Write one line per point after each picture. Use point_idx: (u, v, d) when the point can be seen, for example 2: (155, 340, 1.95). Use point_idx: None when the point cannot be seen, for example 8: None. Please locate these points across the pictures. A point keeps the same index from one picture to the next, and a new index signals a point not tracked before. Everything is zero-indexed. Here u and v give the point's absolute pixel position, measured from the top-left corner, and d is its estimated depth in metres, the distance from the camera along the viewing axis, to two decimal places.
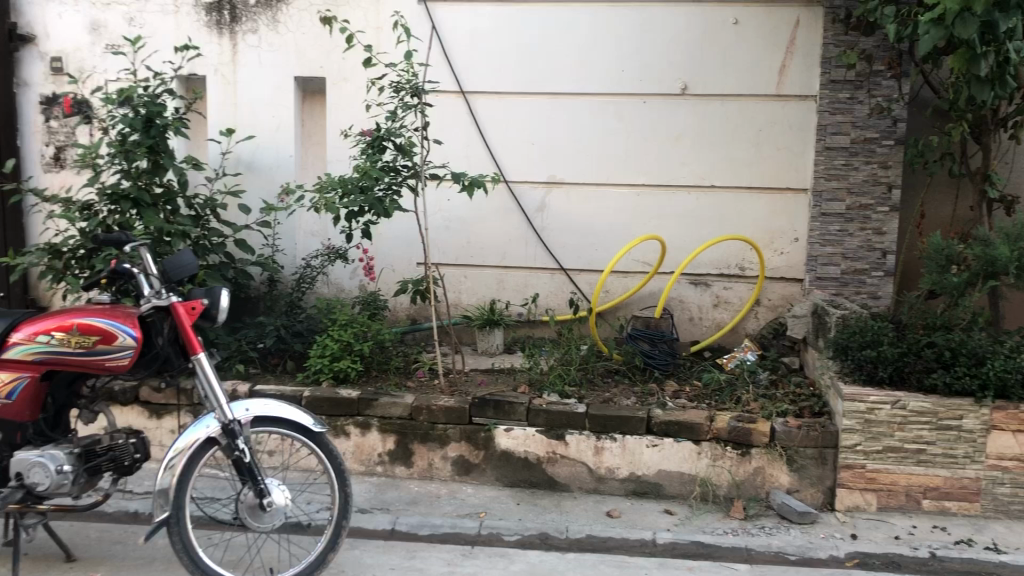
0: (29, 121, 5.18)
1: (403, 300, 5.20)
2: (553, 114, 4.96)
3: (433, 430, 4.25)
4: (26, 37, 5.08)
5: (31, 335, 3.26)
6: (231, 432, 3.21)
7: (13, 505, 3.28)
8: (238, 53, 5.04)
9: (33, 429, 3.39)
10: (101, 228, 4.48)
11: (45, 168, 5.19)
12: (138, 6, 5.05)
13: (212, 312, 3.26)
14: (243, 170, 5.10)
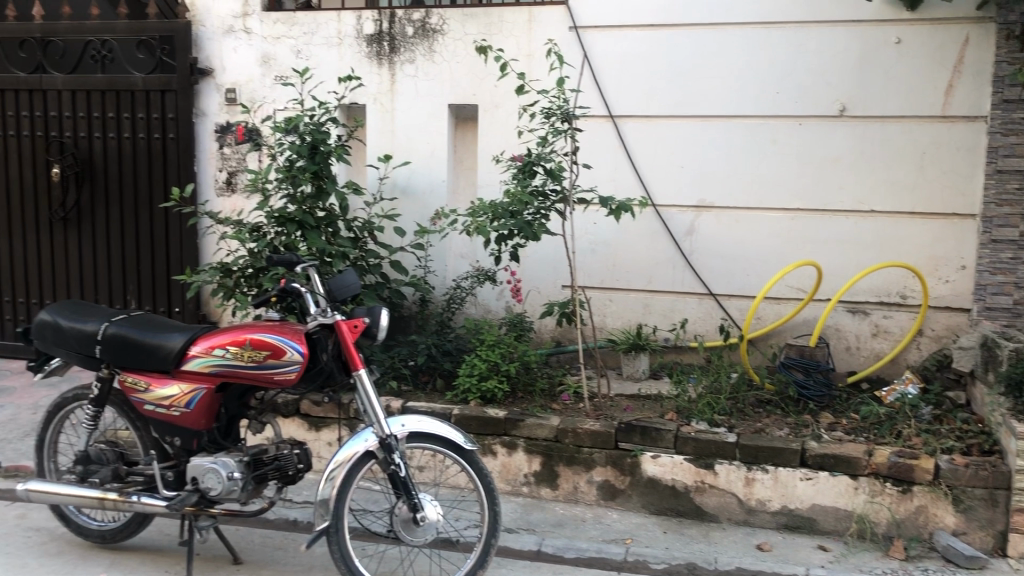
0: (206, 148, 5.53)
1: (548, 322, 5.23)
2: (704, 138, 4.91)
3: (579, 453, 4.26)
4: (205, 71, 5.44)
5: (208, 349, 3.48)
6: (388, 446, 3.32)
7: (188, 507, 3.51)
8: (396, 83, 5.23)
9: (208, 436, 3.62)
10: (269, 249, 4.74)
11: (219, 193, 5.53)
12: (305, 39, 5.32)
13: (373, 330, 3.37)
14: (398, 195, 5.28)
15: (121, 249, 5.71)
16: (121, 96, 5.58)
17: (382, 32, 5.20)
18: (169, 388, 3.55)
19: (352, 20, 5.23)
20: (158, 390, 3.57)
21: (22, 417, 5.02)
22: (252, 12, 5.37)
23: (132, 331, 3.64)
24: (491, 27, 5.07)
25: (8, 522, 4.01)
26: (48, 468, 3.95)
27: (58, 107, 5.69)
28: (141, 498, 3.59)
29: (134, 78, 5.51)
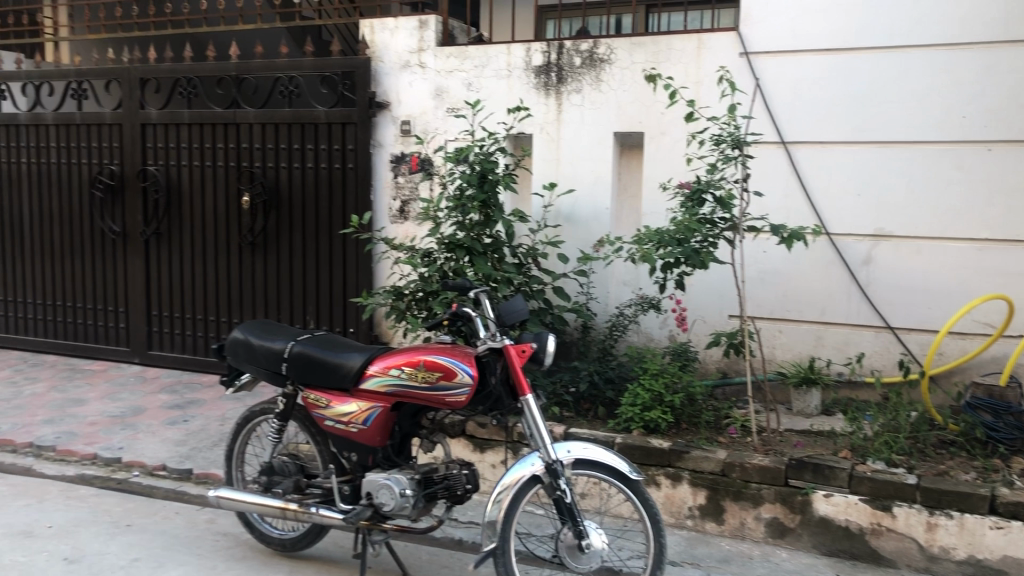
0: (381, 177, 5.78)
1: (714, 353, 5.14)
2: (882, 164, 4.72)
3: (746, 488, 4.14)
4: (382, 105, 5.70)
5: (385, 369, 3.63)
6: (554, 471, 3.34)
7: (363, 521, 3.66)
8: (563, 112, 5.29)
9: (382, 453, 3.75)
10: (439, 274, 4.88)
11: (392, 220, 5.76)
12: (476, 72, 5.47)
13: (539, 355, 3.42)
14: (563, 222, 5.33)
15: (302, 273, 6.05)
16: (305, 129, 5.94)
17: (550, 63, 5.28)
18: (348, 405, 3.72)
19: (521, 52, 5.34)
20: (338, 406, 3.74)
21: (211, 429, 5.37)
22: (426, 47, 5.58)
23: (315, 350, 3.84)
24: (660, 55, 5.05)
25: (199, 526, 4.30)
26: (235, 477, 4.19)
27: (249, 140, 6.11)
28: (319, 510, 3.77)
29: (318, 112, 5.87)
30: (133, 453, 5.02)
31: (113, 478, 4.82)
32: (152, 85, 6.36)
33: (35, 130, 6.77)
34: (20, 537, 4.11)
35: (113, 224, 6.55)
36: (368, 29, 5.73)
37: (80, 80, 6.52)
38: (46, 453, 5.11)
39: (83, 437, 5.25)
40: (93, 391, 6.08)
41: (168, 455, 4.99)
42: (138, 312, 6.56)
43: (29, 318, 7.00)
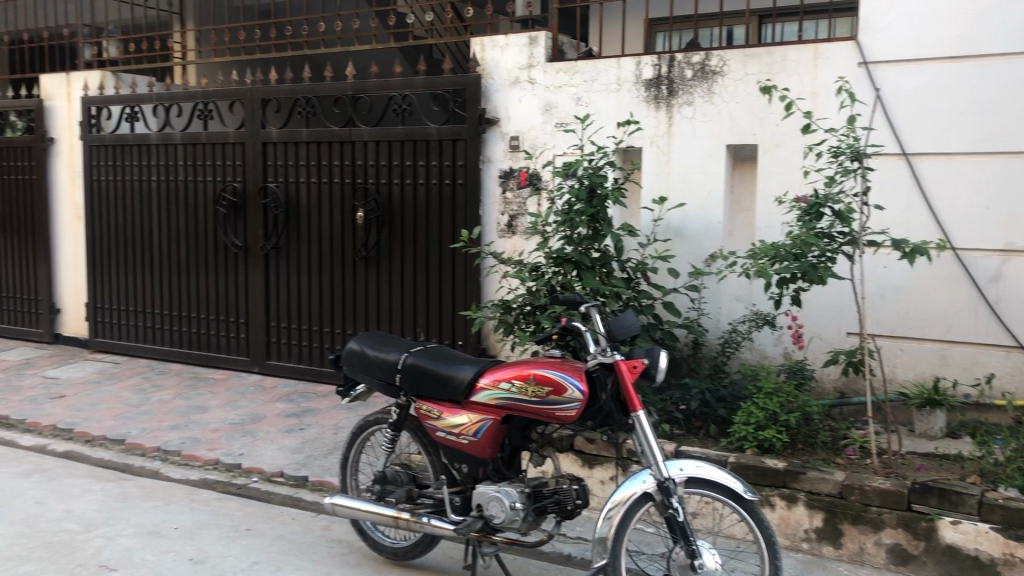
0: (490, 192, 5.85)
1: (832, 372, 4.98)
2: (1013, 175, 4.49)
3: (866, 512, 4.00)
4: (491, 121, 5.78)
5: (495, 382, 3.66)
6: (666, 489, 3.29)
7: (474, 533, 3.69)
8: (674, 126, 5.24)
9: (492, 466, 3.77)
10: (547, 288, 4.87)
11: (501, 234, 5.82)
12: (586, 86, 5.48)
13: (652, 371, 3.39)
14: (673, 236, 5.27)
15: (413, 286, 6.17)
16: (418, 145, 6.07)
17: (661, 76, 5.25)
18: (459, 417, 3.76)
19: (631, 66, 5.33)
20: (448, 418, 3.79)
21: (325, 437, 5.52)
22: (536, 63, 5.63)
23: (428, 362, 3.90)
24: (774, 66, 4.96)
25: (315, 533, 4.42)
26: (349, 485, 4.29)
27: (364, 157, 6.28)
28: (430, 520, 3.82)
29: (430, 128, 5.99)
30: (252, 460, 5.21)
31: (233, 483, 5.01)
32: (272, 105, 6.62)
33: (165, 149, 7.13)
34: (149, 536, 4.32)
35: (235, 239, 6.83)
36: (479, 47, 5.82)
37: (206, 101, 6.84)
38: (171, 458, 5.35)
39: (206, 443, 5.48)
40: (215, 399, 6.34)
41: (285, 462, 5.15)
42: (257, 323, 6.81)
43: (156, 328, 7.35)
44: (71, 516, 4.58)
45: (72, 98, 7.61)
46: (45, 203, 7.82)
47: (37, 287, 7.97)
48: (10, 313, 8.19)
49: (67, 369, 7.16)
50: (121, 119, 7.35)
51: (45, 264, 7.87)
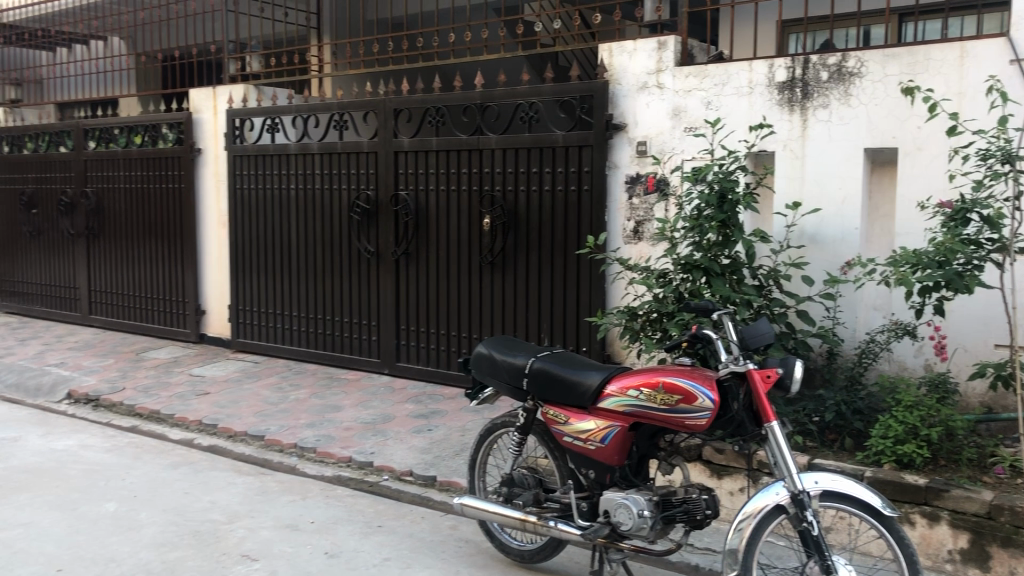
0: (617, 198, 5.84)
1: (978, 386, 4.74)
2: None
3: (1017, 535, 3.76)
4: (618, 126, 5.78)
5: (623, 389, 3.65)
6: (800, 502, 3.21)
7: (601, 539, 3.69)
8: (808, 129, 5.10)
9: (619, 472, 3.76)
10: (675, 295, 4.83)
11: (627, 240, 5.80)
12: (716, 90, 5.40)
13: (785, 382, 3.31)
14: (807, 243, 5.12)
15: (538, 292, 6.22)
16: (545, 152, 6.12)
17: (795, 78, 5.12)
18: (586, 423, 3.77)
19: (763, 68, 5.22)
20: (576, 423, 3.80)
21: (453, 439, 5.63)
22: (665, 67, 5.59)
23: (555, 367, 3.92)
24: (917, 66, 4.75)
25: (443, 532, 4.51)
26: (477, 486, 4.36)
27: (491, 164, 6.38)
28: (557, 524, 3.84)
29: (557, 135, 6.03)
30: (383, 458, 5.37)
31: (365, 480, 5.17)
32: (404, 114, 6.81)
33: (303, 158, 7.43)
34: (287, 529, 4.51)
35: (367, 245, 7.06)
36: (607, 53, 5.83)
37: (342, 112, 7.11)
38: (308, 454, 5.57)
39: (340, 441, 5.69)
40: (348, 398, 6.56)
41: (415, 462, 5.29)
42: (387, 327, 7.01)
43: (293, 330, 7.67)
44: (216, 507, 4.83)
45: (218, 110, 8.04)
46: (193, 211, 8.29)
47: (184, 290, 8.44)
48: (160, 314, 8.71)
49: (212, 368, 7.56)
50: (262, 130, 7.72)
51: (192, 267, 8.34)
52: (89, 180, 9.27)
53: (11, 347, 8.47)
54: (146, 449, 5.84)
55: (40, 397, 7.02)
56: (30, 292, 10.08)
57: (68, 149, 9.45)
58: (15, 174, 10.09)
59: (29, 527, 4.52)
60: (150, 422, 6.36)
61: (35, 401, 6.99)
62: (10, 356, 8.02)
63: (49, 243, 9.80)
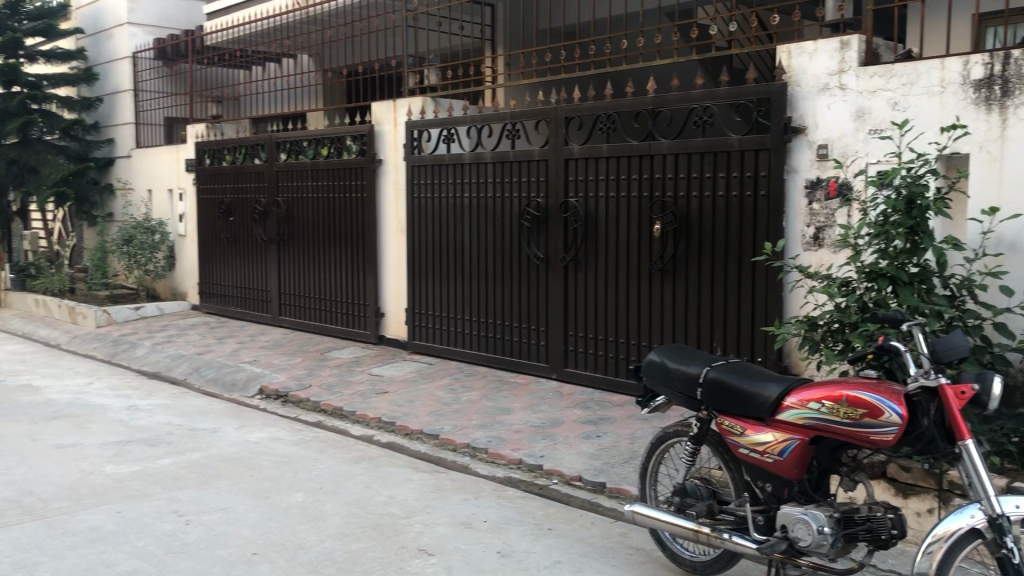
0: (795, 204, 5.68)
1: None
2: None
3: None
4: (798, 129, 5.62)
5: (803, 401, 3.54)
6: (999, 526, 3.02)
7: (778, 554, 3.59)
8: (1007, 128, 4.75)
9: (798, 487, 3.65)
10: (858, 305, 4.63)
11: (806, 247, 5.63)
12: (904, 90, 5.14)
13: (982, 399, 3.14)
14: (1005, 251, 4.78)
15: (710, 298, 6.12)
16: (719, 157, 6.02)
17: (993, 76, 4.79)
18: (763, 435, 3.68)
19: (958, 66, 4.92)
20: (753, 435, 3.72)
21: (622, 446, 5.63)
22: (848, 68, 5.38)
23: (732, 377, 3.85)
24: None
25: (613, 538, 4.52)
26: (648, 495, 4.34)
27: (663, 171, 6.33)
28: (732, 537, 3.77)
29: (731, 139, 5.92)
30: (552, 462, 5.44)
31: (536, 483, 5.26)
32: (575, 122, 6.89)
33: (476, 167, 7.64)
34: (461, 527, 4.65)
35: (537, 251, 7.18)
36: (786, 54, 5.69)
37: (515, 121, 7.26)
38: (480, 454, 5.72)
39: (511, 443, 5.81)
40: (518, 402, 6.69)
41: (584, 467, 5.32)
42: (557, 331, 7.09)
43: (465, 334, 7.89)
44: (394, 501, 5.05)
45: (398, 121, 8.39)
46: (373, 217, 8.70)
47: (364, 294, 8.86)
48: (342, 316, 9.18)
49: (389, 368, 7.89)
50: (439, 141, 8.00)
51: (372, 272, 8.74)
52: (279, 190, 9.90)
53: (210, 344, 9.16)
54: (330, 444, 6.17)
55: (236, 392, 7.56)
56: (227, 294, 10.87)
57: (262, 160, 10.13)
58: (215, 185, 10.91)
59: (228, 512, 4.88)
60: (333, 418, 6.72)
61: (231, 395, 7.53)
62: (210, 353, 8.69)
63: (244, 248, 10.54)
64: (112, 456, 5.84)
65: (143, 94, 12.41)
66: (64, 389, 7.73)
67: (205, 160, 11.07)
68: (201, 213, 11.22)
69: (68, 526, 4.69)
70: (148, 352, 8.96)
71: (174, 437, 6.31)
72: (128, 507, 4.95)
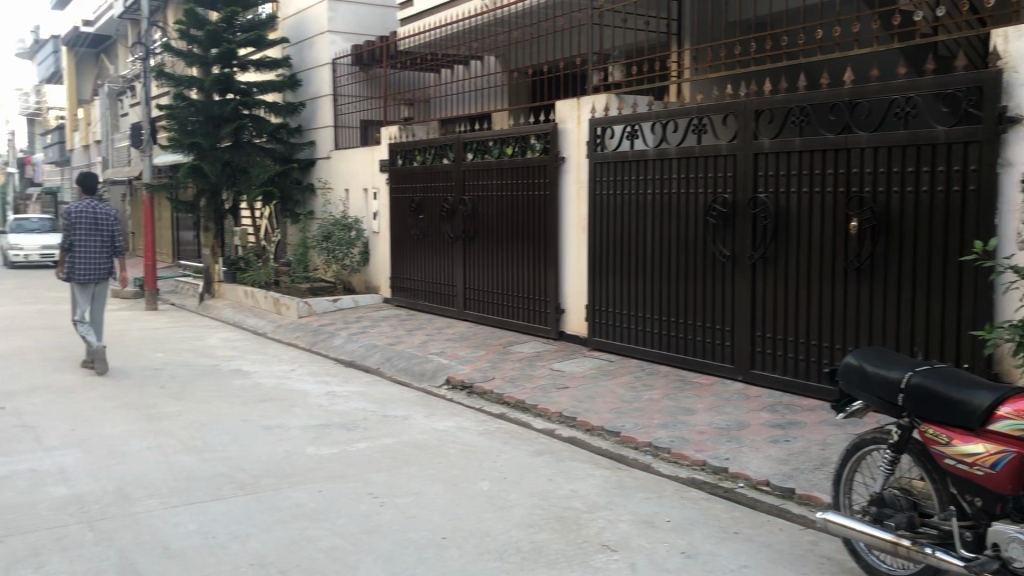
0: (1010, 199, 5.28)
1: None
2: None
3: None
4: (1014, 120, 5.22)
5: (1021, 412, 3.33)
6: None
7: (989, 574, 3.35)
8: None
9: (1013, 503, 3.39)
10: None
11: (1021, 246, 5.24)
12: None
13: None
14: None
15: (911, 300, 5.79)
16: (923, 149, 5.68)
17: None
18: (973, 446, 3.45)
19: None
20: (961, 445, 3.50)
21: (813, 452, 5.43)
22: None
23: (937, 383, 3.63)
24: None
25: (802, 546, 4.37)
26: (842, 503, 4.17)
27: (860, 164, 6.05)
28: (935, 552, 3.55)
29: (937, 131, 5.56)
30: (738, 465, 5.32)
31: (720, 485, 5.18)
32: (765, 115, 6.70)
33: (661, 163, 7.58)
34: (645, 525, 4.64)
35: (723, 249, 7.04)
36: (1001, 38, 5.30)
37: (702, 115, 7.15)
38: (662, 454, 5.69)
39: (694, 443, 5.73)
40: (701, 402, 6.59)
41: (771, 472, 5.17)
42: (743, 331, 6.93)
43: (647, 331, 7.85)
44: (577, 495, 5.11)
45: (582, 119, 8.46)
46: (557, 214, 8.80)
47: (546, 290, 8.98)
48: (524, 311, 9.35)
49: (571, 364, 7.97)
50: (622, 137, 7.98)
51: (554, 268, 8.86)
52: (466, 188, 10.20)
53: (400, 336, 9.58)
54: (514, 436, 6.32)
55: (424, 382, 7.87)
56: (415, 288, 11.32)
57: (450, 160, 10.47)
58: (406, 184, 11.38)
59: (418, 496, 5.10)
60: (516, 411, 6.87)
61: (420, 385, 7.85)
62: (400, 344, 9.09)
63: (433, 245, 10.93)
64: (314, 438, 6.24)
65: (342, 99, 13.12)
66: (270, 375, 8.32)
67: (398, 160, 11.55)
68: (393, 212, 11.74)
69: (276, 501, 5.05)
70: (344, 342, 9.48)
71: (368, 422, 6.65)
72: (328, 487, 5.27)
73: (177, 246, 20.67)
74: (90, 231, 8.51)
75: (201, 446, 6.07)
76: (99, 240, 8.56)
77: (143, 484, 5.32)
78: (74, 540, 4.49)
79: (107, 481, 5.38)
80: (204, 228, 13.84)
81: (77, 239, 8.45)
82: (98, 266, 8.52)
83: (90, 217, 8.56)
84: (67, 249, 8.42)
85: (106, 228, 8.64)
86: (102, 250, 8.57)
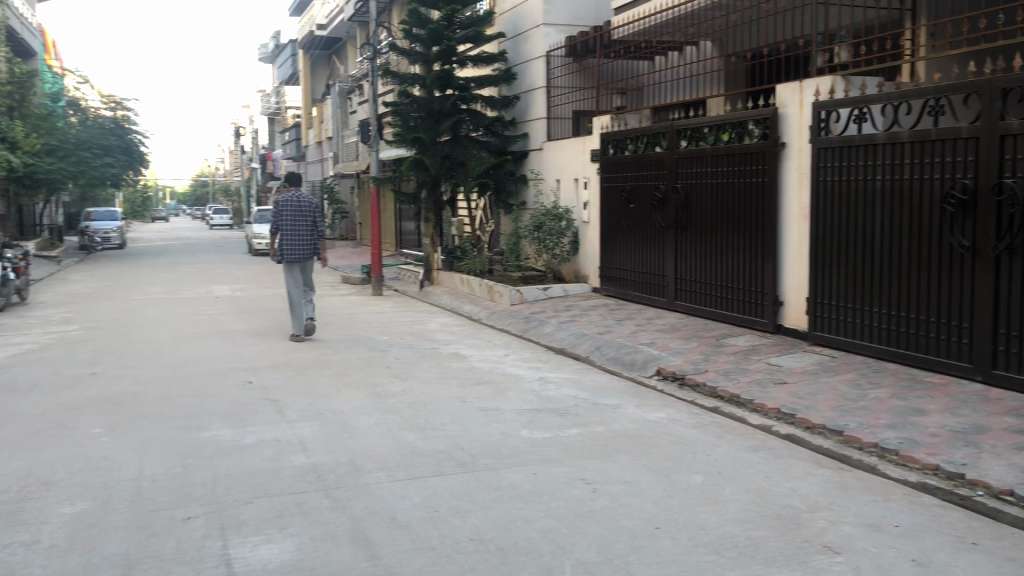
0: None
1: None
2: None
3: None
4: None
5: None
6: None
7: None
8: None
9: None
10: None
11: None
12: None
13: None
14: None
15: None
16: None
17: None
18: None
19: None
20: None
21: None
22: None
23: None
24: None
25: None
26: None
27: None
28: None
29: None
30: (977, 471, 4.94)
31: (955, 492, 4.83)
32: (1014, 93, 6.13)
33: (892, 148, 7.15)
34: (870, 528, 4.41)
35: (962, 239, 6.54)
36: None
37: (939, 96, 6.67)
38: (889, 456, 5.38)
39: (926, 446, 5.38)
40: (933, 403, 6.16)
41: (1016, 481, 4.76)
42: (984, 328, 6.41)
43: (873, 326, 7.43)
44: (795, 494, 4.93)
45: (804, 103, 8.13)
46: (776, 203, 8.51)
47: (763, 281, 8.72)
48: (739, 303, 9.12)
49: (788, 358, 7.69)
50: (849, 121, 7.58)
51: (772, 259, 8.58)
52: (679, 176, 10.07)
53: (610, 325, 9.62)
54: (728, 429, 6.19)
55: (635, 372, 7.88)
56: (626, 278, 11.31)
57: (662, 148, 10.38)
58: (617, 173, 11.39)
59: (631, 485, 5.12)
60: (729, 405, 6.73)
61: (631, 374, 7.86)
62: (610, 333, 9.13)
63: (643, 235, 10.89)
64: (528, 422, 6.40)
65: (555, 90, 13.32)
66: (485, 359, 8.62)
67: (609, 149, 11.57)
68: (604, 201, 11.78)
69: (494, 481, 5.24)
70: (555, 330, 9.66)
71: (580, 409, 6.75)
72: (543, 470, 5.40)
73: (399, 236, 21.82)
74: (293, 217, 9.79)
75: (423, 424, 6.39)
76: (301, 225, 9.83)
77: (372, 457, 5.68)
78: (313, 506, 4.88)
79: (340, 453, 5.79)
80: (424, 219, 14.54)
81: (283, 225, 9.80)
82: (301, 247, 9.76)
83: (294, 205, 9.85)
84: (277, 234, 9.84)
85: (307, 215, 9.88)
86: (304, 232, 9.80)
